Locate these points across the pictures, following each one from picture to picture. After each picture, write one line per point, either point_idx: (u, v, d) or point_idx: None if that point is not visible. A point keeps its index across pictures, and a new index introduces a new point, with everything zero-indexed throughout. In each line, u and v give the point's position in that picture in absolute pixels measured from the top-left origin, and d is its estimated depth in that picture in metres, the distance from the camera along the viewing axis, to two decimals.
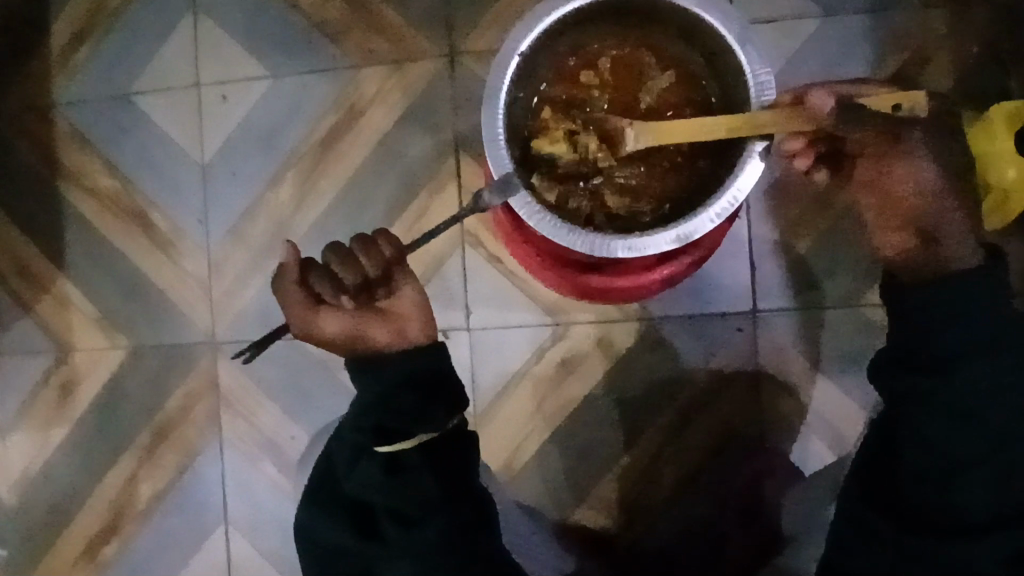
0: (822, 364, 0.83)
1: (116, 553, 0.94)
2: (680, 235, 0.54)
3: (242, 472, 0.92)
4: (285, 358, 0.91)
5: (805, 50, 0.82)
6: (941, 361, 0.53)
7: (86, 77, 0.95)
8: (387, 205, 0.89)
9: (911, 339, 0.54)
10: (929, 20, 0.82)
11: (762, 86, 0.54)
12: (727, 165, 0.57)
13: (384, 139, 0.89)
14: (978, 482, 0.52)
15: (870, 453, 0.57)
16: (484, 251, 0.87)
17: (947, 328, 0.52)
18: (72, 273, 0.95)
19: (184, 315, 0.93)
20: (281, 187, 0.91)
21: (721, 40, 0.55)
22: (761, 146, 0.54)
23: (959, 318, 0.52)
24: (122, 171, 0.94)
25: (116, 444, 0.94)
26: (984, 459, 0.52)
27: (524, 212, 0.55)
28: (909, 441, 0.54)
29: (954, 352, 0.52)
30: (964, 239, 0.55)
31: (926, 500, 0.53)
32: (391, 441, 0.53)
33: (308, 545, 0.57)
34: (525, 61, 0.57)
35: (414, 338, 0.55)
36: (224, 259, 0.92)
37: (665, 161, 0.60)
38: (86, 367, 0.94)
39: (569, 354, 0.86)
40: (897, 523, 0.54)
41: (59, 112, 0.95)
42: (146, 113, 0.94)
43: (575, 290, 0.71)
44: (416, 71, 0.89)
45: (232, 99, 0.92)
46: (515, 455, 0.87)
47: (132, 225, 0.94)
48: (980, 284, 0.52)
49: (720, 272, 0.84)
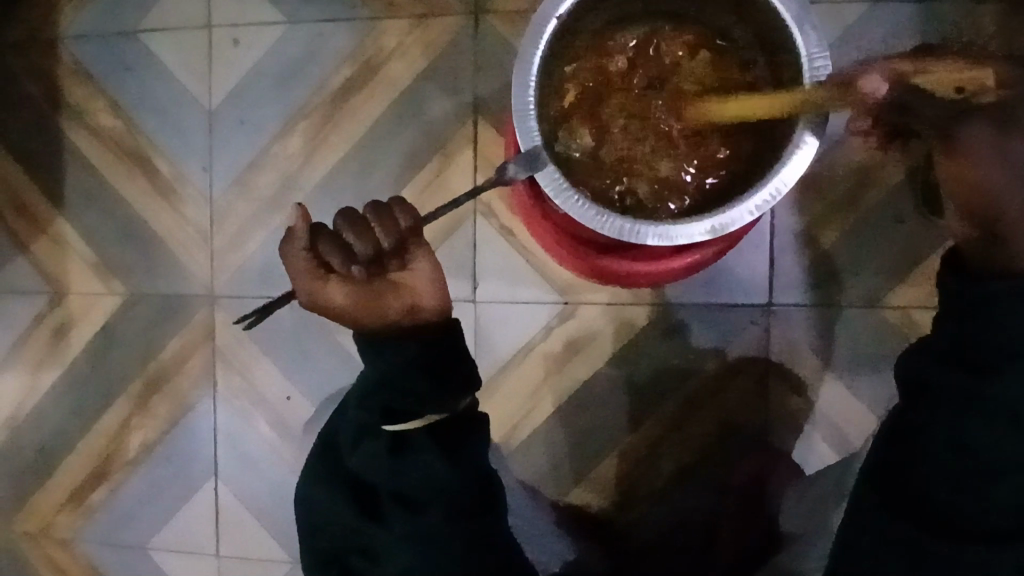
0: (833, 364, 0.82)
1: (103, 499, 0.93)
2: (714, 226, 0.52)
3: (235, 429, 0.90)
4: (285, 317, 0.88)
5: (848, 38, 0.79)
6: (990, 359, 0.49)
7: (94, 8, 0.90)
8: (400, 167, 0.86)
9: (967, 330, 0.50)
10: (983, 14, 0.77)
11: (816, 72, 0.51)
12: (769, 156, 0.54)
13: (401, 97, 0.86)
14: (1004, 496, 0.50)
15: (886, 457, 0.55)
16: (497, 222, 0.84)
17: (1005, 323, 0.49)
18: (70, 213, 0.92)
19: (182, 265, 0.90)
20: (290, 140, 0.88)
21: (778, 19, 0.52)
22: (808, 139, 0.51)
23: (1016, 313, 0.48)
24: (126, 110, 0.90)
25: (107, 391, 0.92)
26: (1013, 474, 0.50)
27: (550, 189, 0.53)
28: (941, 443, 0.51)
29: (1006, 352, 0.49)
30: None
31: (945, 499, 0.51)
32: (397, 419, 0.52)
33: (315, 513, 0.58)
34: (563, 26, 0.54)
35: (427, 314, 0.54)
36: (227, 210, 0.89)
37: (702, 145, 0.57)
38: (81, 311, 0.92)
39: (576, 334, 0.84)
40: (916, 524, 0.51)
41: (63, 44, 0.91)
42: (155, 51, 0.90)
43: (591, 271, 0.69)
44: (438, 29, 0.85)
45: (244, 43, 0.88)
46: (513, 431, 0.85)
47: (134, 168, 0.90)
48: None
49: (739, 262, 0.82)
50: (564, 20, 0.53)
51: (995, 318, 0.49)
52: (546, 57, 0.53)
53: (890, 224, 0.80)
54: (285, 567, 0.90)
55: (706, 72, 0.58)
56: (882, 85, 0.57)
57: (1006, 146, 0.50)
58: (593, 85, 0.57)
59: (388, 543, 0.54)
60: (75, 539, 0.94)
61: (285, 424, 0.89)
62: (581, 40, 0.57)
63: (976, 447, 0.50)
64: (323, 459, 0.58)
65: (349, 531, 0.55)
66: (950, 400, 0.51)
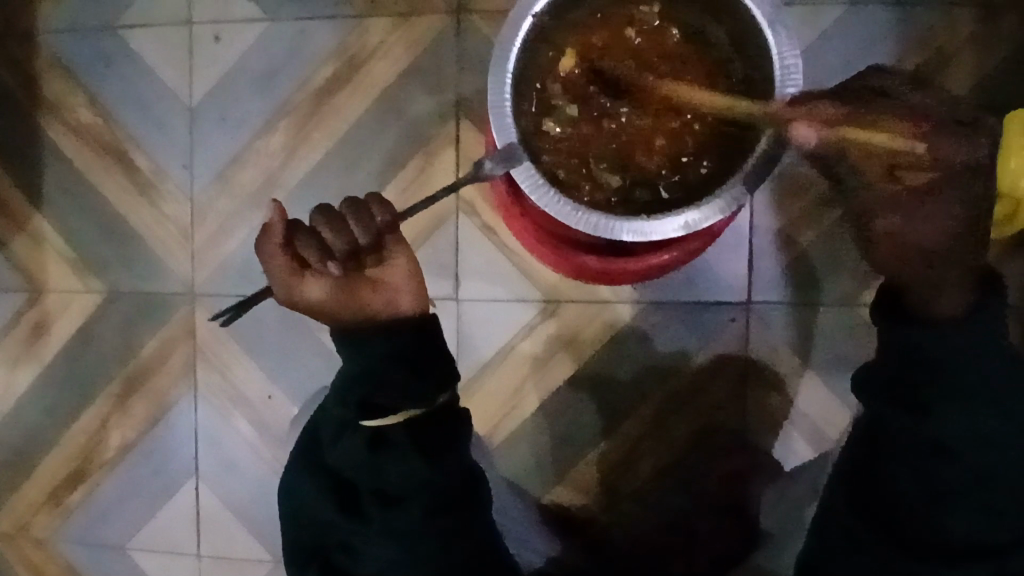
0: (811, 362, 0.82)
1: (82, 499, 0.92)
2: (687, 222, 0.53)
3: (215, 428, 0.89)
4: (267, 315, 0.88)
5: (826, 41, 0.80)
6: (924, 405, 0.58)
7: (72, 3, 0.90)
8: (382, 165, 0.86)
9: (900, 376, 0.60)
10: (957, 19, 0.79)
11: (787, 70, 0.53)
12: (737, 159, 0.56)
13: (383, 95, 0.86)
14: (968, 514, 0.58)
15: None
16: (480, 221, 0.84)
17: (936, 383, 0.58)
18: (49, 210, 0.91)
19: (162, 261, 0.89)
20: (271, 136, 0.87)
21: (748, 20, 0.53)
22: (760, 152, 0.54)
23: (943, 376, 0.58)
24: (105, 106, 0.90)
25: (86, 390, 0.91)
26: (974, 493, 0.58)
27: (526, 184, 0.54)
28: (907, 473, 0.59)
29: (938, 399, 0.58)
30: (957, 290, 0.58)
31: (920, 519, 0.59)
32: (376, 415, 0.52)
33: (296, 511, 0.58)
34: (539, 25, 0.55)
35: (405, 309, 0.55)
36: (207, 207, 0.89)
37: (675, 141, 0.57)
38: (60, 309, 0.91)
39: (558, 334, 0.84)
40: (897, 544, 0.59)
41: (42, 40, 0.90)
42: (135, 48, 0.89)
43: (570, 268, 0.70)
44: (421, 28, 0.85)
45: (225, 40, 0.88)
46: (496, 430, 0.85)
47: (113, 165, 0.90)
48: (974, 333, 0.58)
49: (718, 261, 0.83)
50: (541, 19, 0.54)
51: (934, 358, 0.58)
52: (521, 53, 0.55)
53: None
54: (266, 567, 0.90)
55: (685, 71, 0.58)
56: (806, 136, 0.59)
57: (918, 215, 0.61)
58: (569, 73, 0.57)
59: (366, 539, 0.54)
60: (53, 538, 0.93)
61: (265, 423, 0.88)
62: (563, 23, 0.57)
63: (935, 473, 0.58)
64: (303, 457, 0.58)
65: (328, 528, 0.56)
66: (905, 434, 0.60)
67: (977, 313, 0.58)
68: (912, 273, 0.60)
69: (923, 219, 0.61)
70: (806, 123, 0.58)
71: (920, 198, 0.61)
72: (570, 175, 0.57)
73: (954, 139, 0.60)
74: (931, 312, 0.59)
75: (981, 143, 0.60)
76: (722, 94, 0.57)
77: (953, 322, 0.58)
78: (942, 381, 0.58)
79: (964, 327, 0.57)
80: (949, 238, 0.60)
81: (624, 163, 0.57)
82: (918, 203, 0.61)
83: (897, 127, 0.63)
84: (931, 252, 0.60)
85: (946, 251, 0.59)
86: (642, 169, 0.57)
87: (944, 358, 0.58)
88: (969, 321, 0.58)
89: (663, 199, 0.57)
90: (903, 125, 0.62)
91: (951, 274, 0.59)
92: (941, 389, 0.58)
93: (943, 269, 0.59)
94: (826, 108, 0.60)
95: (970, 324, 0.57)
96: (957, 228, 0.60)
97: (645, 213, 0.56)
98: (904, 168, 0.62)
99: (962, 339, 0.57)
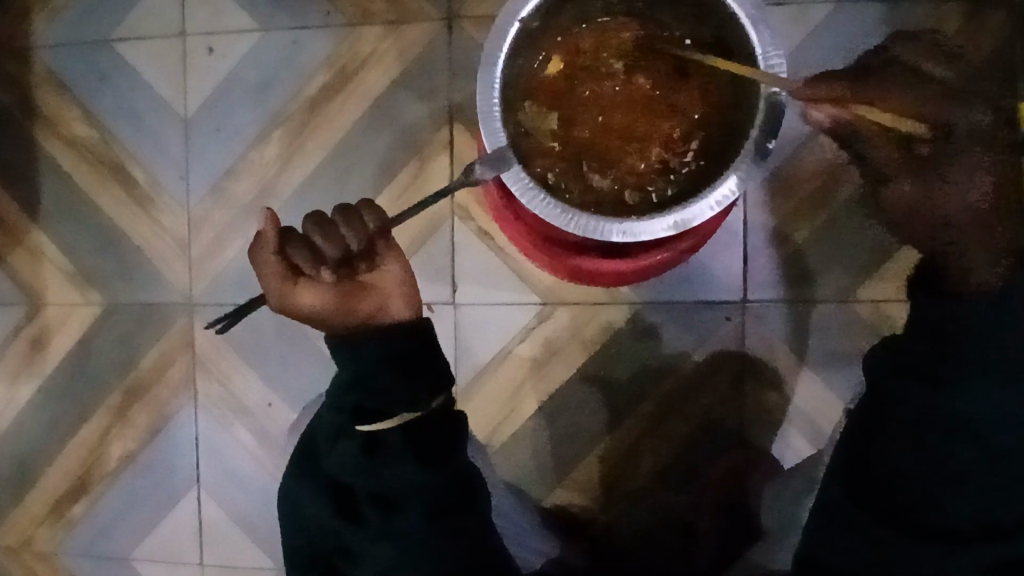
0: (807, 358, 0.83)
1: (84, 511, 0.93)
2: (677, 221, 0.53)
3: (215, 438, 0.90)
4: (266, 323, 0.88)
5: (814, 39, 0.80)
6: (943, 380, 0.56)
7: (66, 18, 0.90)
8: (377, 172, 0.86)
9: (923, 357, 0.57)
10: (944, 15, 0.79)
11: (772, 69, 0.53)
12: (723, 161, 0.56)
13: (377, 102, 0.86)
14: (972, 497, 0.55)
15: None
16: (474, 225, 0.85)
17: (960, 354, 0.55)
18: (46, 224, 0.91)
19: (159, 273, 0.90)
20: (266, 146, 0.88)
21: (733, 19, 0.53)
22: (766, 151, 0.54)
23: (962, 346, 0.55)
24: (100, 120, 0.90)
25: (87, 402, 0.91)
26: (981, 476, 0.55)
27: (516, 188, 0.54)
28: (912, 452, 0.57)
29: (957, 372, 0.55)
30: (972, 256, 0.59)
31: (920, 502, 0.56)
32: (372, 420, 0.53)
33: (295, 519, 0.58)
34: (526, 29, 0.55)
35: (397, 314, 0.55)
36: (204, 217, 0.89)
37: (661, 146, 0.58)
38: (59, 322, 0.91)
39: (554, 336, 0.85)
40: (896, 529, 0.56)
41: (36, 55, 0.91)
42: (130, 61, 0.90)
43: (564, 270, 0.70)
44: (412, 35, 0.85)
45: (218, 51, 0.88)
46: (495, 433, 0.86)
47: (110, 178, 0.90)
48: (991, 310, 0.55)
49: (712, 260, 0.83)
50: (528, 23, 0.55)
51: (965, 335, 0.55)
52: (509, 57, 0.55)
53: (861, 219, 0.81)
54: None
55: (670, 76, 0.59)
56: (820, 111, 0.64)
57: (929, 184, 0.64)
58: (558, 79, 0.58)
59: (365, 544, 0.54)
60: (57, 551, 0.93)
61: (265, 430, 0.89)
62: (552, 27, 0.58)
63: (942, 454, 0.56)
64: (301, 465, 0.58)
65: (327, 534, 0.56)
66: (920, 412, 0.57)
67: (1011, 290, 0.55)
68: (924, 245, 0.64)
69: (934, 187, 0.63)
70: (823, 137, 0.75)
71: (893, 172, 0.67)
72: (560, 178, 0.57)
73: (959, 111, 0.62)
74: (950, 280, 0.59)
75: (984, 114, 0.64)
76: (708, 98, 0.58)
77: (978, 298, 0.56)
78: (978, 354, 0.55)
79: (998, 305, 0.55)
80: (965, 218, 0.62)
81: (611, 166, 0.58)
82: (940, 179, 0.63)
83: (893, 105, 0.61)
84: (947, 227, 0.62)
85: (968, 226, 0.61)
86: (628, 173, 0.58)
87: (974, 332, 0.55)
88: (999, 296, 0.55)
89: (653, 201, 0.57)
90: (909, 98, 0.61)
91: (951, 245, 0.61)
92: (964, 363, 0.55)
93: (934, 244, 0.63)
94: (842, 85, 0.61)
95: (1004, 299, 0.55)
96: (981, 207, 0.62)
97: (635, 212, 0.56)
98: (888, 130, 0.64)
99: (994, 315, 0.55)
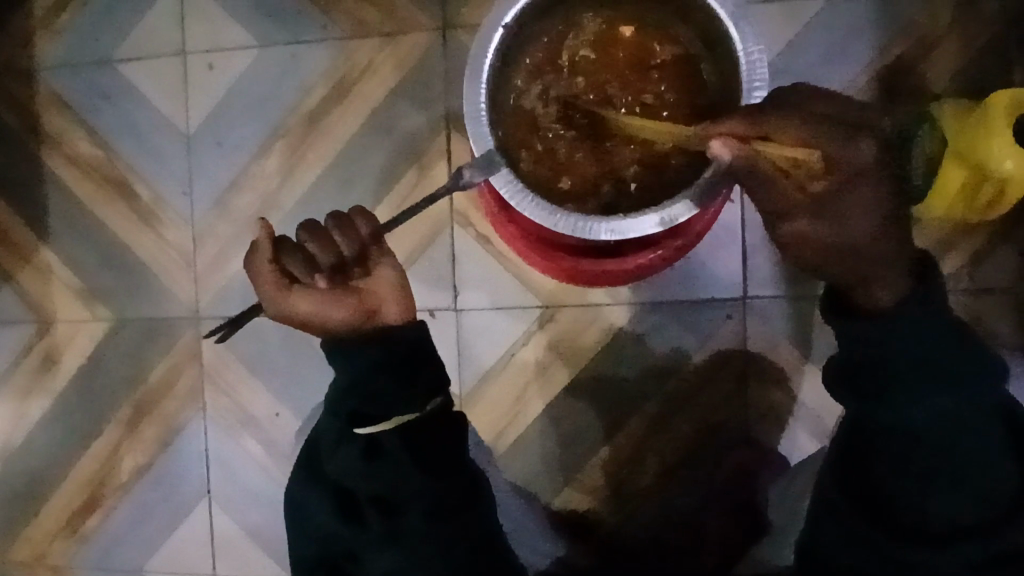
0: (811, 356, 0.83)
1: (97, 526, 0.94)
2: (663, 218, 0.54)
3: (223, 448, 0.91)
4: (269, 333, 0.90)
5: (807, 35, 0.80)
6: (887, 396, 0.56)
7: (70, 41, 0.92)
8: (376, 181, 0.87)
9: (864, 369, 0.57)
10: (937, 7, 0.79)
11: (753, 64, 0.54)
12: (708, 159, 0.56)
13: (374, 113, 0.87)
14: (950, 492, 0.55)
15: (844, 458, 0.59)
16: (474, 231, 0.85)
17: (898, 371, 0.55)
18: (54, 242, 0.93)
19: (165, 287, 0.91)
20: (267, 159, 0.89)
21: (714, 18, 0.55)
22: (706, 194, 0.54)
23: (908, 360, 0.55)
24: (105, 139, 0.92)
25: (97, 416, 0.93)
26: (954, 470, 0.55)
27: (505, 190, 0.55)
28: (885, 456, 0.57)
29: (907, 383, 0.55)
30: (901, 270, 0.57)
31: (898, 499, 0.56)
32: (369, 422, 0.54)
33: (297, 528, 0.58)
34: (512, 33, 0.56)
35: (392, 320, 0.55)
36: (208, 231, 0.91)
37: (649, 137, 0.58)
38: (68, 338, 0.93)
39: (557, 339, 0.85)
40: (883, 529, 0.56)
41: (39, 78, 0.93)
42: (132, 80, 0.92)
43: (559, 271, 0.70)
44: (408, 45, 0.87)
45: (218, 69, 0.90)
46: (500, 437, 0.86)
47: (115, 195, 0.92)
48: (926, 313, 0.56)
49: (712, 259, 0.83)
50: (512, 28, 0.56)
51: (896, 350, 0.55)
52: (495, 63, 0.56)
53: None
54: None
55: (658, 69, 0.59)
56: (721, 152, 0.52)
57: (872, 203, 0.59)
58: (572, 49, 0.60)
59: (366, 546, 0.55)
60: (71, 566, 0.94)
61: (272, 441, 0.90)
62: (555, 18, 0.59)
63: (912, 458, 0.56)
64: (302, 472, 0.58)
65: (330, 537, 0.56)
66: (877, 426, 0.57)
67: (915, 296, 0.56)
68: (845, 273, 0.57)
69: (866, 210, 0.59)
70: (723, 137, 0.52)
71: (821, 197, 0.58)
72: (536, 165, 0.58)
73: (842, 142, 0.58)
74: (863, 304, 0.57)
75: (868, 142, 0.61)
76: (694, 96, 0.58)
77: (890, 316, 0.55)
78: (900, 366, 0.55)
79: (908, 316, 0.55)
80: (871, 237, 0.58)
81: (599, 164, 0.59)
82: (825, 210, 0.58)
83: (785, 139, 0.54)
84: (858, 241, 0.57)
85: (885, 253, 0.57)
86: (618, 169, 0.58)
87: (895, 351, 0.55)
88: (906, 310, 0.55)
89: (618, 205, 0.58)
90: (802, 137, 0.56)
91: (901, 259, 0.57)
92: (903, 371, 0.55)
93: (873, 267, 0.56)
94: (738, 122, 0.53)
95: (913, 313, 0.55)
96: (874, 228, 0.58)
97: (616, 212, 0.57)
98: (811, 176, 0.56)
99: (909, 334, 0.55)
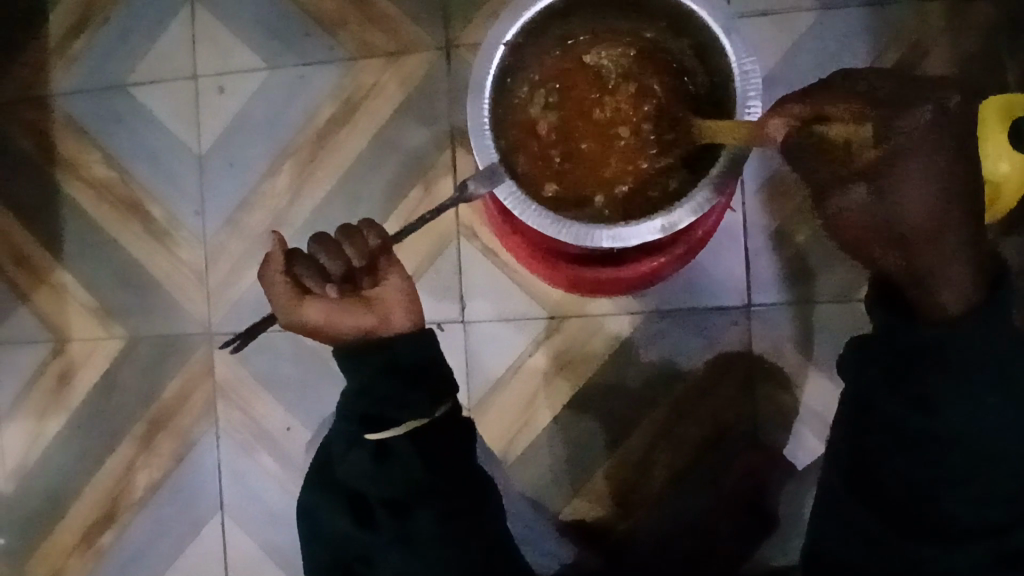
0: (816, 359, 0.83)
1: (113, 541, 0.95)
2: (664, 225, 0.55)
3: (237, 461, 0.92)
4: (281, 348, 0.91)
5: (804, 45, 0.82)
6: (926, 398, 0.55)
7: (84, 68, 0.95)
8: (384, 196, 0.89)
9: (906, 356, 0.56)
10: (929, 14, 0.81)
11: (746, 75, 0.55)
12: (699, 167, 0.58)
13: (381, 130, 0.89)
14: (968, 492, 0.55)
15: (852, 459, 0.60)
16: (480, 243, 0.87)
17: (931, 372, 0.55)
18: (70, 263, 0.95)
19: (178, 305, 0.93)
20: (277, 178, 0.91)
21: (708, 30, 0.56)
22: (705, 200, 0.55)
23: (937, 362, 0.55)
24: (119, 161, 0.94)
25: (112, 433, 0.94)
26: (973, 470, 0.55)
27: (508, 201, 0.56)
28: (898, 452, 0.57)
29: (945, 387, 0.54)
30: (960, 265, 0.55)
31: (913, 497, 0.56)
32: (380, 429, 0.55)
33: (310, 536, 0.59)
34: (512, 52, 0.58)
35: (401, 326, 0.57)
36: (220, 248, 0.93)
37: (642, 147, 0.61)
38: (84, 356, 0.95)
39: (564, 348, 0.86)
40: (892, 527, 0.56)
41: (55, 102, 0.95)
42: (145, 104, 0.94)
43: (565, 281, 0.72)
44: (414, 63, 0.89)
45: (229, 91, 0.93)
46: (509, 446, 0.87)
47: (129, 216, 0.94)
48: (975, 329, 0.54)
49: (715, 266, 0.84)
50: (513, 46, 0.58)
51: (942, 348, 0.55)
52: (497, 79, 0.58)
53: None
54: None
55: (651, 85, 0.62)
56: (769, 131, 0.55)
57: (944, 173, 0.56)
58: (571, 64, 0.63)
59: (378, 554, 0.56)
60: None
61: (285, 454, 0.91)
62: (553, 37, 0.61)
63: (933, 456, 0.55)
64: (314, 482, 0.59)
65: (342, 544, 0.57)
66: (891, 421, 0.57)
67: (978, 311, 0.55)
68: (901, 272, 0.57)
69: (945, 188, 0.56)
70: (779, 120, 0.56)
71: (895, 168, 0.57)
72: (535, 177, 0.60)
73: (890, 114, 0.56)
74: (930, 309, 0.56)
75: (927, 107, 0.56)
76: (689, 106, 0.60)
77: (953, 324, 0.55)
78: (941, 372, 0.54)
79: (961, 329, 0.55)
80: (928, 209, 0.56)
81: (595, 174, 0.61)
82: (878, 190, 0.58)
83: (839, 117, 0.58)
84: (908, 211, 0.56)
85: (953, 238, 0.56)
86: (615, 177, 0.61)
87: (933, 344, 0.55)
88: (980, 315, 0.55)
89: (617, 214, 0.59)
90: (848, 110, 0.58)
91: (957, 253, 0.56)
92: (946, 363, 0.54)
93: (930, 257, 0.56)
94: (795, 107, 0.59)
95: (967, 328, 0.54)
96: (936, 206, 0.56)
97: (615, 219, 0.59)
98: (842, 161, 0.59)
99: (966, 338, 0.54)
